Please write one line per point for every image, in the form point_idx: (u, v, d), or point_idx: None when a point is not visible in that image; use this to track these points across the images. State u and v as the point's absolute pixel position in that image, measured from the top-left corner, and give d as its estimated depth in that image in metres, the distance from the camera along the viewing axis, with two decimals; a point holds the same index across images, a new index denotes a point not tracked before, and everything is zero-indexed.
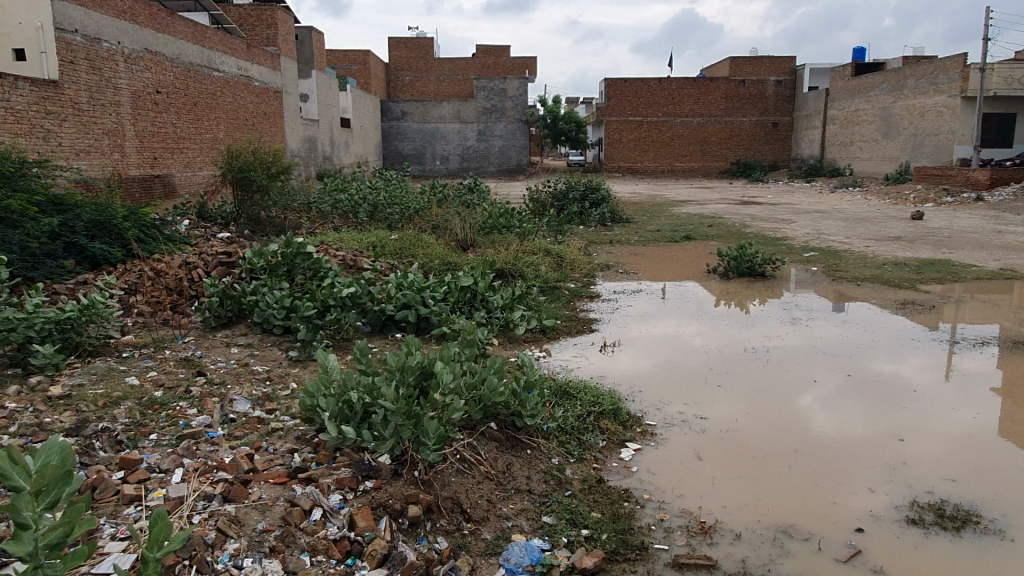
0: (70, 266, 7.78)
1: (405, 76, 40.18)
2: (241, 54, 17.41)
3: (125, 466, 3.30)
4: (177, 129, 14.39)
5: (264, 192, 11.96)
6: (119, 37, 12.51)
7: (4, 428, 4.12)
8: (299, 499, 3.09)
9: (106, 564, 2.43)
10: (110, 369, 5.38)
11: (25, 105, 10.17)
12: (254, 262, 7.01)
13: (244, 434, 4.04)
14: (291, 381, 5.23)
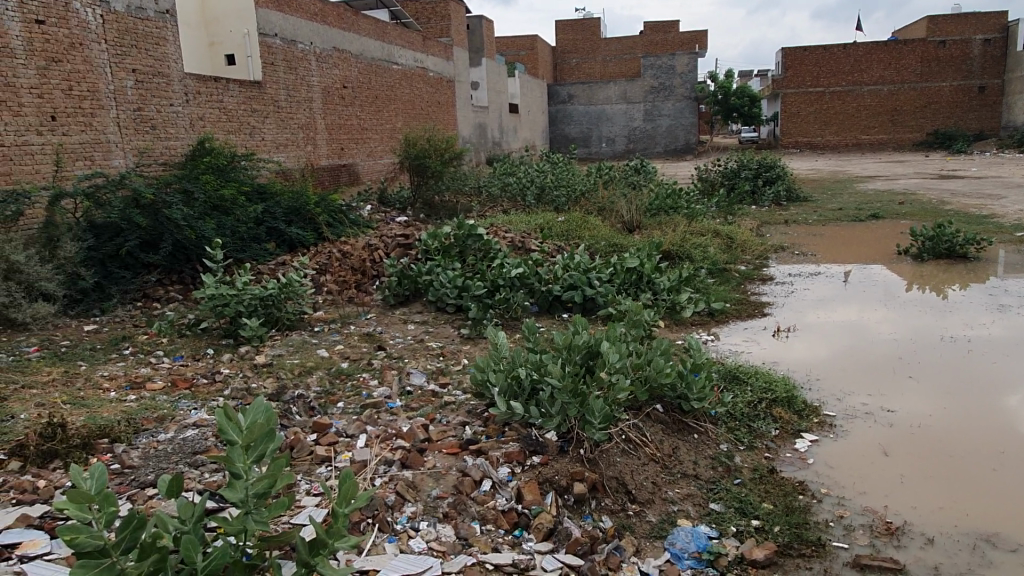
0: (272, 248, 8.64)
1: (572, 59, 40.24)
2: (418, 46, 18.29)
3: (318, 429, 3.63)
4: (361, 120, 15.43)
5: (438, 177, 12.53)
6: (312, 38, 13.59)
7: (220, 391, 4.69)
8: (470, 469, 3.23)
9: (302, 516, 2.70)
10: (305, 341, 5.92)
11: (235, 105, 11.37)
12: (429, 243, 7.37)
13: (420, 406, 4.30)
14: (463, 357, 5.48)
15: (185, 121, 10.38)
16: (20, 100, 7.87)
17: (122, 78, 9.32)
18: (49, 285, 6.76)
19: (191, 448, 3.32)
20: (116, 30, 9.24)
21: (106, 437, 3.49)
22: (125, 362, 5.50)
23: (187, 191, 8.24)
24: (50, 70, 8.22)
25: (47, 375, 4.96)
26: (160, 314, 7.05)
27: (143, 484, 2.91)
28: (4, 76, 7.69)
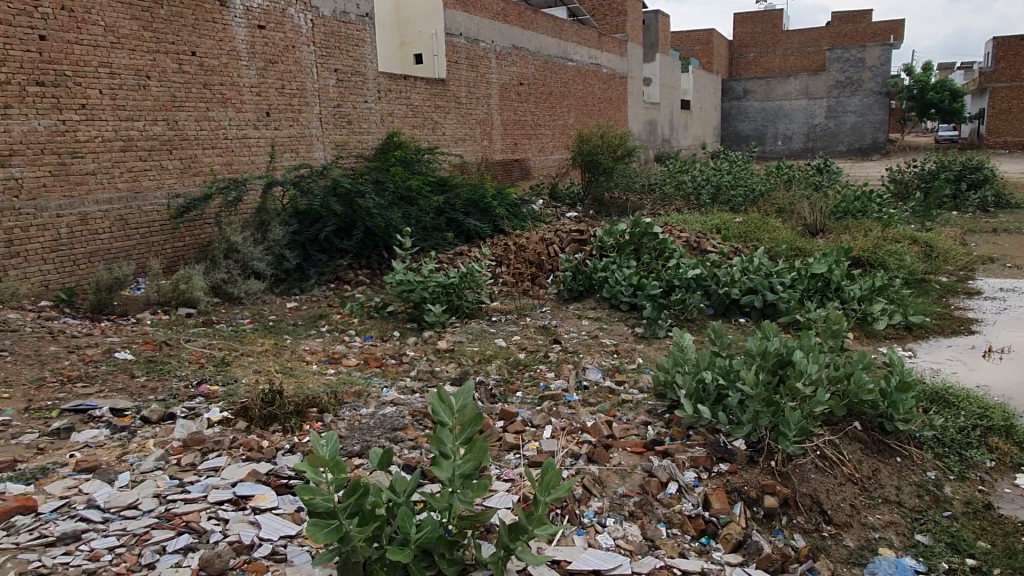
0: (451, 238, 9.03)
1: (750, 53, 38.57)
2: (593, 42, 18.31)
3: (505, 417, 3.74)
4: (535, 116, 15.72)
5: (609, 173, 12.50)
6: (493, 37, 14.02)
7: (408, 372, 4.97)
8: (656, 470, 3.20)
9: (496, 499, 2.81)
10: (484, 330, 6.13)
11: (420, 101, 12.00)
12: (605, 240, 7.36)
13: (598, 401, 4.31)
14: (638, 356, 5.42)
15: (377, 117, 11.11)
16: (242, 98, 8.83)
17: (325, 77, 10.13)
18: (260, 265, 7.55)
19: (391, 424, 3.54)
20: (323, 33, 10.04)
21: (315, 407, 3.82)
22: (323, 338, 5.99)
23: (378, 182, 8.81)
24: (267, 70, 9.15)
25: (260, 347, 5.51)
26: (351, 296, 7.59)
27: (352, 453, 3.15)
28: (230, 76, 8.67)
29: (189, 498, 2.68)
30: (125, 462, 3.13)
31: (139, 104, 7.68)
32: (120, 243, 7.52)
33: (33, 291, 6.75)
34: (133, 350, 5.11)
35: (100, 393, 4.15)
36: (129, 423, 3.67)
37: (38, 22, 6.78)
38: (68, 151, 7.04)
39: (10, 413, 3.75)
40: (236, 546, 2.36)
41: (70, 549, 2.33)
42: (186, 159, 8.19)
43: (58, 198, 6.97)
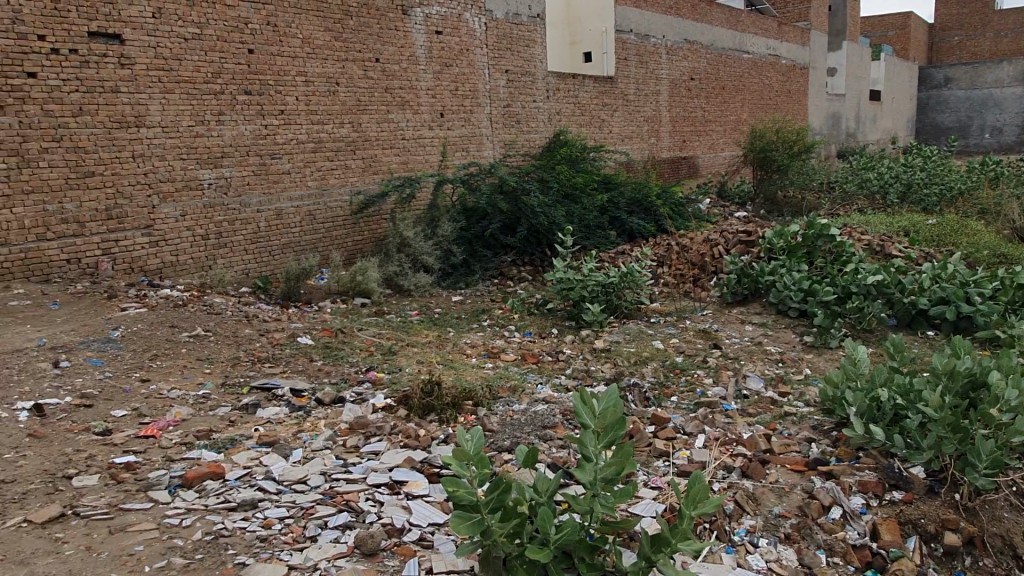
0: (613, 237, 8.97)
1: (955, 37, 34.84)
2: (772, 32, 17.38)
3: (656, 422, 3.66)
4: (706, 112, 15.21)
5: (784, 171, 11.83)
6: (665, 31, 13.74)
7: (563, 369, 5.01)
8: (817, 492, 2.98)
9: (641, 506, 2.76)
10: (641, 331, 6.04)
11: (588, 99, 12.02)
12: (774, 241, 6.97)
13: (759, 412, 4.10)
14: (806, 367, 5.09)
15: (545, 115, 11.28)
16: (419, 101, 9.36)
17: (496, 78, 10.44)
18: (429, 259, 7.97)
19: (541, 421, 3.58)
20: (496, 35, 10.34)
21: (471, 400, 3.96)
22: (483, 332, 6.18)
23: (542, 180, 8.95)
24: (443, 73, 9.63)
25: (425, 338, 5.80)
26: (513, 292, 7.77)
27: (502, 448, 3.23)
28: (409, 80, 9.21)
29: (350, 478, 2.87)
30: (299, 440, 3.40)
31: (328, 109, 8.40)
32: (308, 235, 8.31)
33: (235, 278, 7.66)
34: (314, 336, 5.56)
35: (284, 374, 4.57)
36: (305, 404, 3.99)
37: (248, 37, 7.62)
38: (268, 154, 7.89)
39: (209, 387, 4.22)
40: (388, 528, 2.49)
41: (247, 515, 2.57)
42: (368, 159, 8.86)
43: (259, 195, 7.84)
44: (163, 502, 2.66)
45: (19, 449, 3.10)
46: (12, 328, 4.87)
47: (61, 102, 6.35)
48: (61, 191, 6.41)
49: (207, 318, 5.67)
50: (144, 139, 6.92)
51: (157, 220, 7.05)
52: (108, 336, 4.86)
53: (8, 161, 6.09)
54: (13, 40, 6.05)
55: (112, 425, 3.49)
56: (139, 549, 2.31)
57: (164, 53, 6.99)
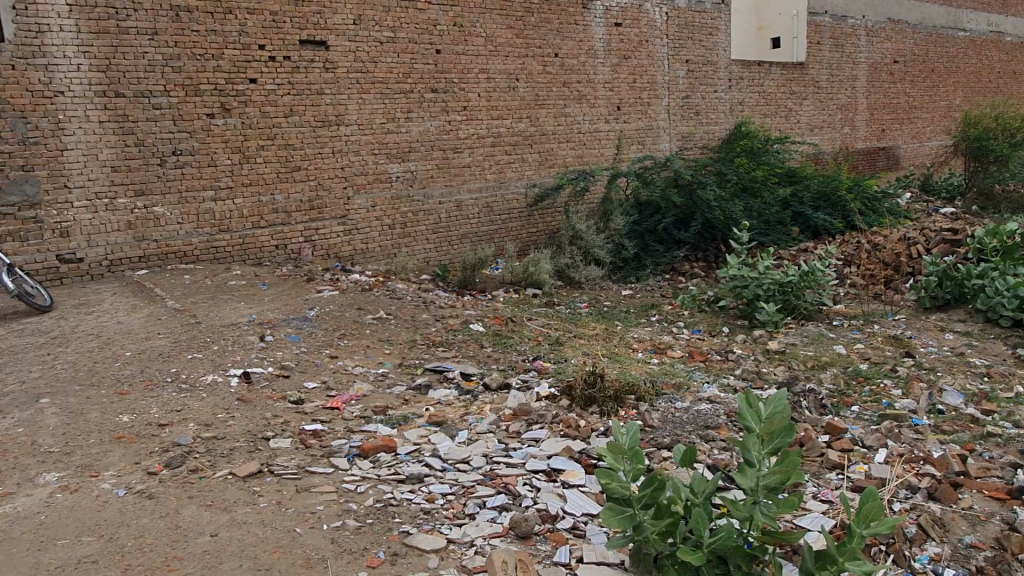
0: (796, 233, 8.47)
1: None
2: (996, 6, 15.45)
3: (831, 432, 3.42)
4: (911, 98, 13.87)
5: (1003, 162, 10.51)
6: (865, 12, 12.69)
7: (732, 369, 4.83)
8: (1021, 526, 2.64)
9: (807, 519, 2.61)
10: (821, 334, 5.66)
11: (774, 88, 11.41)
12: (985, 241, 6.22)
13: (955, 430, 3.70)
14: (1017, 383, 4.52)
15: (727, 106, 10.87)
16: (596, 94, 9.41)
17: (676, 68, 10.21)
18: (600, 252, 8.03)
19: (704, 421, 3.49)
20: (678, 24, 10.11)
21: (634, 394, 3.94)
22: (652, 327, 6.09)
23: (721, 173, 8.64)
24: (621, 66, 9.60)
25: (592, 330, 5.83)
26: (684, 288, 7.59)
27: (661, 445, 3.18)
28: (587, 74, 9.28)
29: (510, 462, 2.98)
30: (466, 421, 3.57)
31: (508, 105, 8.68)
32: (484, 227, 8.71)
33: (417, 265, 8.20)
34: (485, 323, 5.79)
35: (456, 358, 4.80)
36: (473, 387, 4.17)
37: (436, 38, 8.03)
38: (451, 149, 8.31)
39: (388, 366, 4.53)
40: (543, 514, 2.55)
41: (414, 488, 2.74)
42: (544, 153, 9.08)
43: (441, 187, 8.30)
44: (342, 468, 2.91)
45: (229, 410, 3.52)
46: (229, 304, 5.54)
47: (275, 104, 7.08)
48: (273, 183, 7.16)
49: (390, 302, 6.09)
50: (344, 136, 7.54)
51: (351, 210, 7.68)
52: (305, 315, 5.37)
53: (232, 157, 6.89)
54: (239, 50, 6.83)
55: (304, 396, 3.86)
56: (320, 508, 2.54)
57: (362, 57, 7.55)
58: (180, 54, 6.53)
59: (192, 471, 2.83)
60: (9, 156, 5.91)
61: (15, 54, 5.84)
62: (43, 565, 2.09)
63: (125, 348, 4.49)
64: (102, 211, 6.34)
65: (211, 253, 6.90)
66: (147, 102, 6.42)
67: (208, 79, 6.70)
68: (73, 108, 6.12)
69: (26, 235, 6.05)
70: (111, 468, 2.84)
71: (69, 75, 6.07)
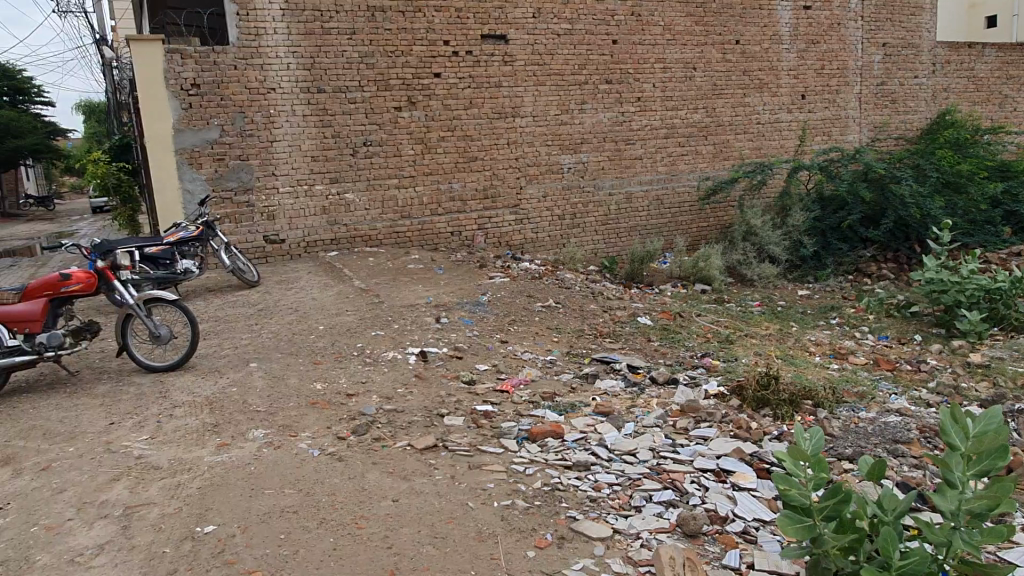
0: (1007, 235, 7.58)
1: None
2: None
3: None
4: None
5: None
6: None
7: (925, 381, 4.43)
8: None
9: (1015, 553, 2.36)
10: None
11: (988, 72, 10.24)
12: None
13: None
14: None
15: (929, 92, 9.92)
16: (779, 82, 8.93)
17: (871, 53, 9.45)
18: (776, 249, 7.65)
19: (892, 434, 3.24)
20: (875, 5, 9.34)
21: (811, 400, 3.73)
22: (831, 331, 5.72)
23: (919, 167, 7.91)
24: (808, 52, 9.03)
25: (765, 330, 5.57)
26: (870, 290, 7.04)
27: (842, 456, 2.99)
28: (770, 61, 8.83)
29: (677, 459, 2.93)
30: (632, 414, 3.56)
31: (684, 94, 8.46)
32: (654, 220, 8.64)
33: (585, 256, 8.31)
34: (652, 316, 5.72)
35: (622, 349, 4.79)
36: (639, 380, 4.14)
37: (613, 28, 7.98)
38: (623, 140, 8.26)
39: (556, 354, 4.61)
40: (712, 515, 2.49)
41: (580, 475, 2.78)
42: (719, 144, 8.78)
43: (611, 179, 8.29)
44: (511, 450, 3.01)
45: (408, 386, 3.76)
46: (409, 287, 5.89)
47: (457, 98, 7.38)
48: (452, 173, 7.49)
49: (559, 291, 6.17)
50: (519, 127, 7.72)
51: (523, 200, 7.88)
52: (478, 300, 5.58)
53: (415, 148, 7.29)
54: (426, 47, 7.19)
55: (476, 377, 4.03)
56: (490, 485, 2.64)
57: (540, 50, 7.68)
58: (374, 52, 6.99)
59: (375, 439, 3.05)
60: (229, 147, 6.65)
61: (237, 56, 6.53)
62: (253, 510, 2.34)
63: (319, 323, 4.91)
64: (302, 197, 6.96)
65: (394, 238, 7.36)
66: (344, 97, 6.94)
67: (397, 74, 7.12)
68: (282, 103, 6.75)
69: (240, 217, 6.79)
70: (307, 430, 3.13)
71: (280, 73, 6.70)
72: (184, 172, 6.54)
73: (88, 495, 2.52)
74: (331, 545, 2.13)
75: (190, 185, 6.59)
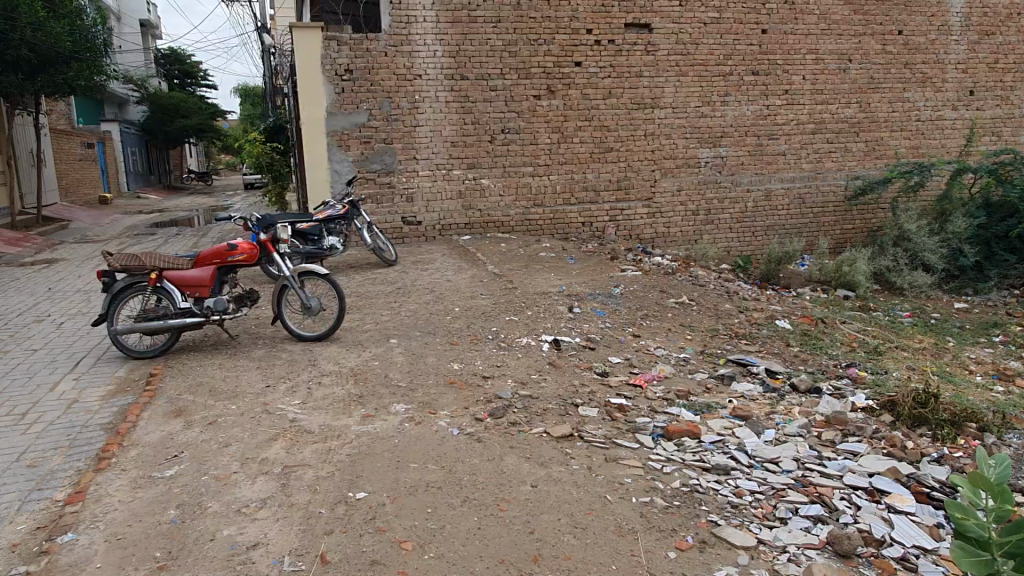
0: None
1: None
2: None
3: None
4: None
5: None
6: None
7: None
8: None
9: None
10: None
11: None
12: None
13: None
14: None
15: None
16: (945, 77, 8.26)
17: None
18: (931, 257, 7.10)
19: None
20: None
21: (975, 422, 3.43)
22: (994, 349, 5.23)
23: None
24: (981, 44, 8.29)
25: (918, 342, 5.17)
26: None
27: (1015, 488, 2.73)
28: (936, 54, 8.17)
29: (825, 472, 2.77)
30: (772, 421, 3.40)
31: (837, 88, 7.98)
32: (794, 219, 8.24)
33: (719, 254, 8.05)
34: (792, 320, 5.45)
35: (760, 352, 4.59)
36: (779, 386, 3.95)
37: (764, 17, 7.62)
38: (766, 134, 7.90)
39: (690, 352, 4.49)
40: (867, 537, 2.32)
41: (721, 478, 2.67)
42: (872, 142, 8.23)
43: (752, 175, 7.96)
44: (647, 446, 2.94)
45: (541, 373, 3.77)
46: (541, 275, 5.92)
47: (596, 87, 7.32)
48: (587, 162, 7.44)
49: (692, 288, 6.01)
50: (658, 118, 7.54)
51: (658, 193, 7.71)
52: (610, 292, 5.52)
53: (552, 137, 7.29)
54: (569, 35, 7.16)
55: (609, 369, 3.99)
56: (627, 480, 2.59)
57: (685, 39, 7.46)
58: (517, 40, 7.04)
59: (512, 423, 3.08)
60: (375, 130, 6.92)
61: (389, 43, 6.77)
62: (401, 481, 2.42)
63: (454, 304, 5.02)
64: (440, 181, 7.15)
65: (525, 225, 7.41)
66: (486, 84, 7.05)
67: (539, 63, 7.13)
68: (426, 89, 6.94)
69: (382, 198, 7.06)
70: (446, 409, 3.21)
71: (426, 60, 6.89)
72: (333, 154, 6.87)
73: (250, 451, 2.70)
74: (474, 524, 2.18)
75: (338, 166, 6.92)
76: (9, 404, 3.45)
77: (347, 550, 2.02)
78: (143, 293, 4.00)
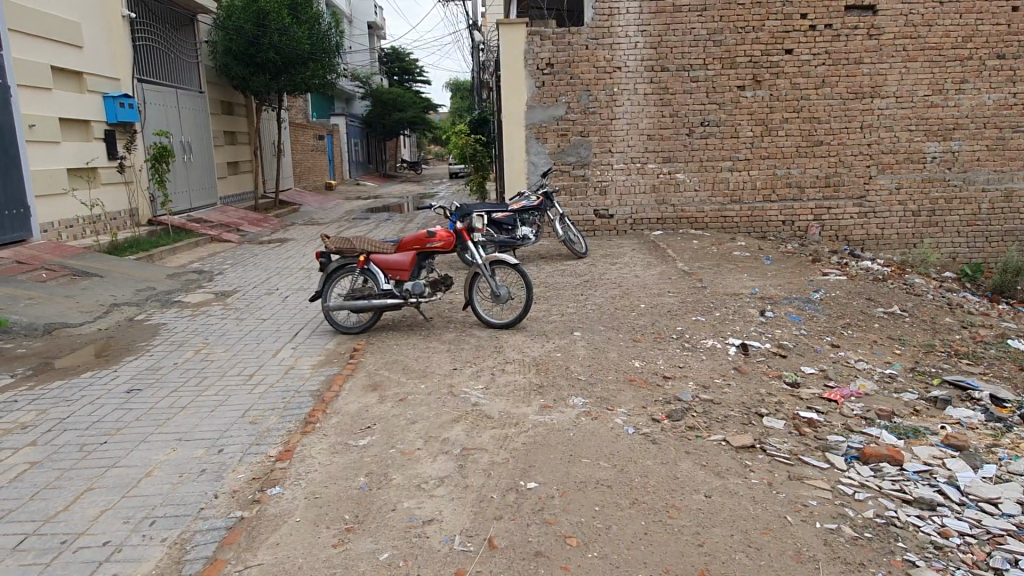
0: None
1: None
2: None
3: None
4: None
5: None
6: None
7: None
8: None
9: None
10: None
11: None
12: None
13: None
14: None
15: None
16: None
17: None
18: None
19: None
20: None
21: None
22: None
23: None
24: None
25: None
26: None
27: None
28: None
29: None
30: (994, 455, 2.98)
31: None
32: None
33: (941, 261, 7.20)
34: None
35: (985, 375, 4.06)
36: (1006, 416, 3.46)
37: None
38: (1011, 126, 6.95)
39: (898, 368, 4.07)
40: None
41: (924, 514, 2.39)
42: None
43: (990, 171, 7.03)
44: (839, 468, 2.72)
45: (725, 378, 3.62)
46: (733, 275, 5.66)
47: (808, 76, 6.84)
48: (793, 157, 6.98)
49: (906, 297, 5.45)
50: (878, 109, 6.88)
51: (872, 190, 7.05)
52: (809, 296, 5.16)
53: (755, 129, 6.93)
54: (780, 21, 6.75)
55: (801, 379, 3.74)
56: (813, 503, 2.40)
57: (916, 20, 6.74)
58: (723, 28, 6.76)
59: (689, 427, 2.99)
60: (573, 123, 7.00)
61: (590, 36, 6.81)
62: (572, 475, 2.45)
63: (640, 301, 4.95)
64: (634, 174, 7.08)
65: (720, 222, 7.12)
66: (687, 75, 6.85)
67: (745, 51, 6.80)
68: (625, 82, 6.89)
69: (575, 191, 7.14)
70: (624, 406, 3.19)
71: (627, 53, 6.84)
72: (531, 146, 7.07)
73: (434, 430, 2.86)
74: (642, 528, 2.15)
75: (535, 158, 7.09)
76: (240, 366, 3.94)
77: (513, 537, 2.08)
78: (352, 273, 4.37)
